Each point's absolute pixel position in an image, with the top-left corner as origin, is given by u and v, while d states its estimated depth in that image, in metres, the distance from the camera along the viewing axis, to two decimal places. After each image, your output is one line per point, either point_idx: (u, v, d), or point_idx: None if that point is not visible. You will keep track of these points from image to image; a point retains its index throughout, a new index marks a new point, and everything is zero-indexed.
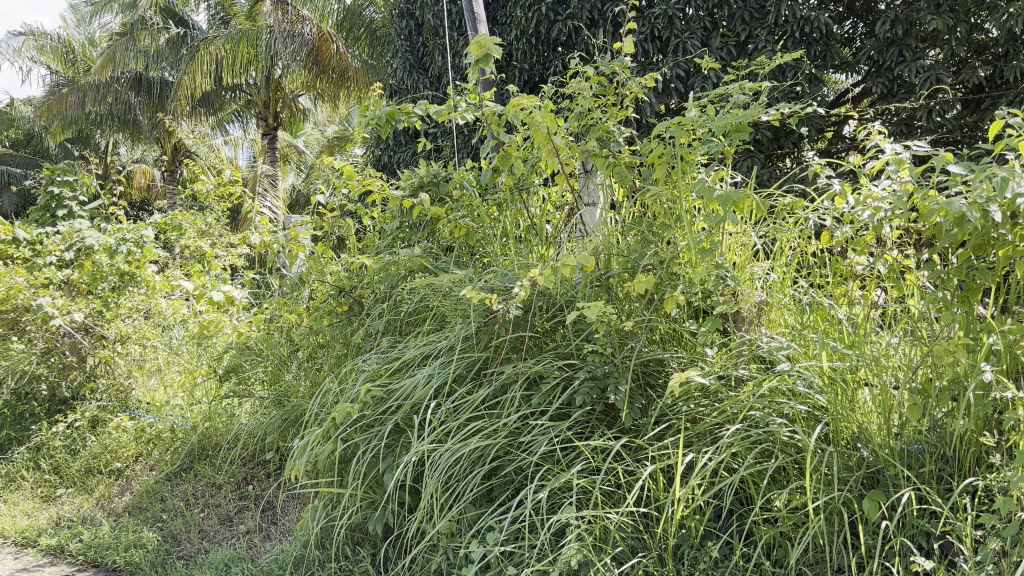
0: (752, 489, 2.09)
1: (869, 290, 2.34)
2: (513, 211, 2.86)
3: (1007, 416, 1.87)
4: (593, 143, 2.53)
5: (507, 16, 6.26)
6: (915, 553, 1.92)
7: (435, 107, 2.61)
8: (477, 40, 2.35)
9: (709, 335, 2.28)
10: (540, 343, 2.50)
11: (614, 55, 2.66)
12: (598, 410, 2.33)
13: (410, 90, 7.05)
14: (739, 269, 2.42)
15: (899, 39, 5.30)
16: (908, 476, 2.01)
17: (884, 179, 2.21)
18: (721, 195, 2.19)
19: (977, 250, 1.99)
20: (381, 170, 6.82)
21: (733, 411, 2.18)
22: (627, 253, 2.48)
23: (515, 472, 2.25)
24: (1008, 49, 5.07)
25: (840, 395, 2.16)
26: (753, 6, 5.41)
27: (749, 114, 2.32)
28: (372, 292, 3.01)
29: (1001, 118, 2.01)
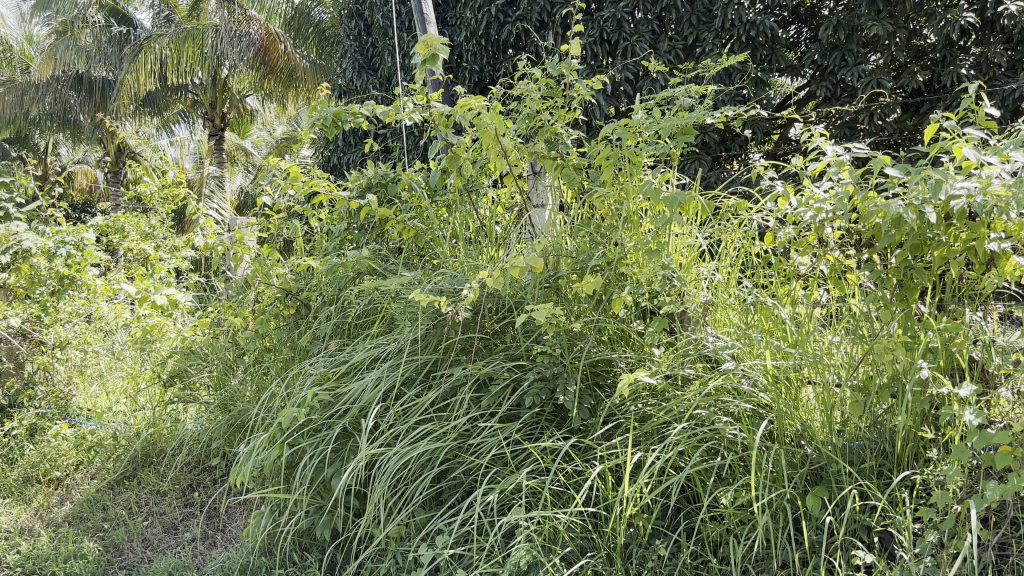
0: (699, 487, 2.12)
1: (812, 289, 2.39)
2: (462, 213, 2.85)
3: (943, 411, 1.93)
4: (541, 144, 2.54)
5: (457, 17, 6.25)
6: (856, 547, 1.96)
7: (383, 108, 2.59)
8: (425, 40, 2.33)
9: (656, 335, 2.30)
10: (490, 344, 2.50)
11: (562, 57, 2.67)
12: (547, 410, 2.34)
13: (359, 90, 6.99)
14: (685, 270, 2.45)
15: (842, 44, 5.41)
16: (850, 472, 2.05)
17: (826, 181, 2.25)
18: (667, 197, 2.21)
19: (913, 249, 2.04)
20: (330, 171, 6.76)
21: (680, 410, 2.20)
22: (576, 255, 2.49)
23: (465, 474, 2.24)
24: (945, 55, 5.25)
25: (784, 393, 2.20)
26: (700, 10, 5.48)
27: (694, 116, 2.35)
28: (319, 295, 2.99)
29: (937, 121, 2.06)
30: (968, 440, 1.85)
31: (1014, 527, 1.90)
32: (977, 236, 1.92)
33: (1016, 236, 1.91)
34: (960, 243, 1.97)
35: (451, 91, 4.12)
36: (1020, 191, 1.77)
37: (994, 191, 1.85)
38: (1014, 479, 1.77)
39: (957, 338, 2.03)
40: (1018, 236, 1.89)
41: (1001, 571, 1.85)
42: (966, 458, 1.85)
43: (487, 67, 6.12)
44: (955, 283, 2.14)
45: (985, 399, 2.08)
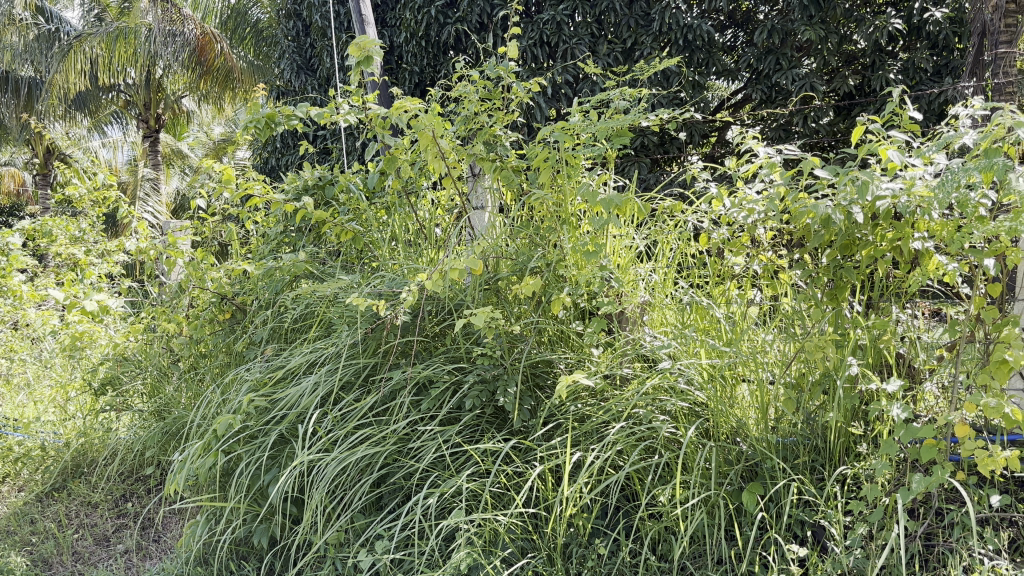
0: (638, 486, 2.14)
1: (746, 289, 2.43)
2: (401, 215, 2.83)
3: (872, 407, 1.98)
4: (480, 146, 2.53)
5: (396, 18, 6.22)
6: (789, 542, 2.00)
7: (318, 110, 2.55)
8: (359, 41, 2.31)
9: (595, 335, 2.32)
10: (430, 347, 2.48)
11: (499, 60, 2.68)
12: (487, 413, 2.34)
13: (298, 91, 6.91)
14: (623, 271, 2.47)
15: (776, 48, 5.52)
16: (783, 468, 2.09)
17: (758, 182, 2.30)
18: (604, 199, 2.23)
19: (842, 249, 2.09)
20: (269, 173, 6.66)
21: (618, 409, 2.22)
22: (515, 257, 2.50)
23: (405, 479, 2.22)
24: (874, 60, 5.42)
25: (719, 392, 2.24)
26: (638, 14, 5.55)
27: (630, 119, 2.37)
28: (255, 300, 2.94)
29: (863, 124, 2.11)
30: (895, 434, 1.91)
31: (939, 518, 1.95)
32: (902, 236, 1.98)
33: (939, 236, 1.97)
34: (887, 243, 2.02)
35: (389, 92, 4.08)
36: (941, 192, 1.83)
37: (918, 192, 1.91)
38: (938, 472, 1.83)
39: (885, 336, 2.09)
40: (940, 235, 1.96)
41: (927, 561, 1.90)
42: (893, 451, 1.90)
43: (427, 69, 6.10)
44: (883, 282, 2.20)
45: (912, 394, 2.15)
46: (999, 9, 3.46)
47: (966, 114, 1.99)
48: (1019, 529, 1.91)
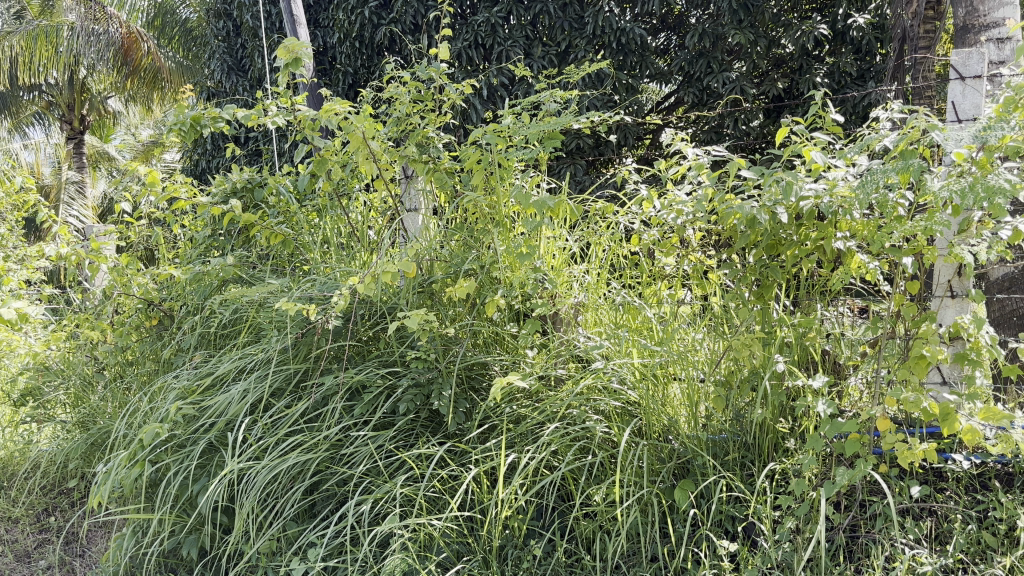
0: (573, 486, 2.14)
1: (677, 288, 2.46)
2: (332, 217, 2.79)
3: (798, 403, 2.03)
4: (412, 148, 2.51)
5: (329, 19, 6.16)
6: (721, 537, 2.03)
7: (245, 112, 2.50)
8: (286, 43, 2.27)
9: (529, 336, 2.33)
10: (362, 352, 2.46)
11: (430, 61, 2.66)
12: (422, 416, 2.32)
13: (229, 92, 6.77)
14: (556, 272, 2.48)
15: (707, 52, 5.62)
16: (714, 465, 2.12)
17: (687, 183, 2.32)
18: (536, 201, 2.24)
19: (769, 249, 2.13)
20: (198, 176, 6.51)
21: (553, 410, 2.22)
22: (449, 259, 2.49)
23: (338, 485, 2.19)
24: (802, 63, 5.56)
25: (651, 390, 2.27)
26: (571, 17, 5.60)
27: (561, 121, 2.39)
28: (182, 306, 2.88)
29: (787, 126, 2.15)
30: (821, 429, 1.95)
31: (863, 510, 2.01)
32: (825, 236, 2.02)
33: (860, 235, 2.02)
34: (811, 243, 2.07)
35: (318, 94, 4.02)
36: (862, 193, 1.88)
37: (840, 192, 1.96)
38: (861, 465, 1.88)
39: (810, 333, 2.15)
40: (861, 235, 2.01)
41: (852, 552, 1.95)
42: (819, 446, 1.95)
43: (362, 70, 6.04)
44: (808, 281, 2.25)
45: (837, 389, 2.19)
46: (918, 15, 3.58)
47: (885, 117, 2.05)
48: (937, 518, 1.98)
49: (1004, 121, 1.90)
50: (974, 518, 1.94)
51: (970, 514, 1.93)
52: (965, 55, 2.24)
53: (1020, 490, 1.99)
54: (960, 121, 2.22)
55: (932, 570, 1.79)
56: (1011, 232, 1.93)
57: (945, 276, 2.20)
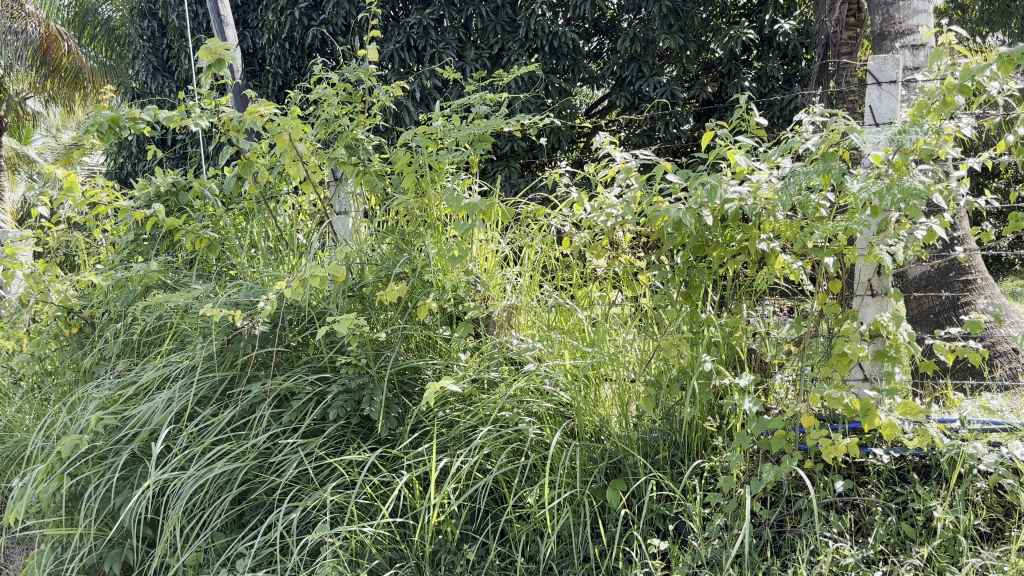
0: (505, 489, 2.14)
1: (608, 290, 2.47)
2: (259, 221, 2.74)
3: (726, 401, 2.06)
4: (341, 150, 2.47)
5: (258, 19, 6.05)
6: (652, 536, 2.04)
7: (166, 113, 2.43)
8: (208, 44, 2.22)
9: (462, 339, 2.32)
10: (291, 358, 2.41)
11: (359, 62, 2.62)
12: (353, 422, 2.28)
13: (154, 93, 6.61)
14: (489, 275, 2.47)
15: (638, 56, 5.69)
16: (645, 464, 2.14)
17: (616, 186, 2.34)
18: (467, 204, 2.23)
19: (696, 250, 2.16)
20: (123, 179, 6.33)
21: (485, 413, 2.21)
22: (380, 262, 2.46)
23: (267, 494, 2.14)
24: (730, 68, 5.70)
25: (583, 391, 2.28)
26: (504, 20, 5.62)
27: (492, 124, 2.38)
28: (103, 313, 2.79)
29: (712, 130, 2.19)
30: (747, 426, 1.99)
31: (789, 506, 2.05)
32: (750, 237, 2.06)
33: (782, 237, 2.07)
34: (736, 244, 2.10)
35: (243, 95, 3.95)
36: (785, 195, 1.93)
37: (763, 195, 2.00)
38: (787, 461, 1.92)
39: (736, 332, 2.20)
40: (784, 236, 2.05)
41: (778, 547, 1.99)
42: (746, 443, 1.98)
43: (292, 71, 5.96)
44: (735, 281, 2.28)
45: (763, 387, 2.23)
46: (840, 22, 3.67)
47: (807, 120, 2.10)
48: (860, 511, 2.03)
49: (918, 125, 1.96)
50: (894, 510, 1.99)
51: (890, 506, 1.98)
52: (879, 61, 2.30)
53: (937, 481, 2.05)
54: (878, 125, 2.28)
55: (855, 561, 1.83)
56: (926, 232, 1.99)
57: (865, 275, 2.25)
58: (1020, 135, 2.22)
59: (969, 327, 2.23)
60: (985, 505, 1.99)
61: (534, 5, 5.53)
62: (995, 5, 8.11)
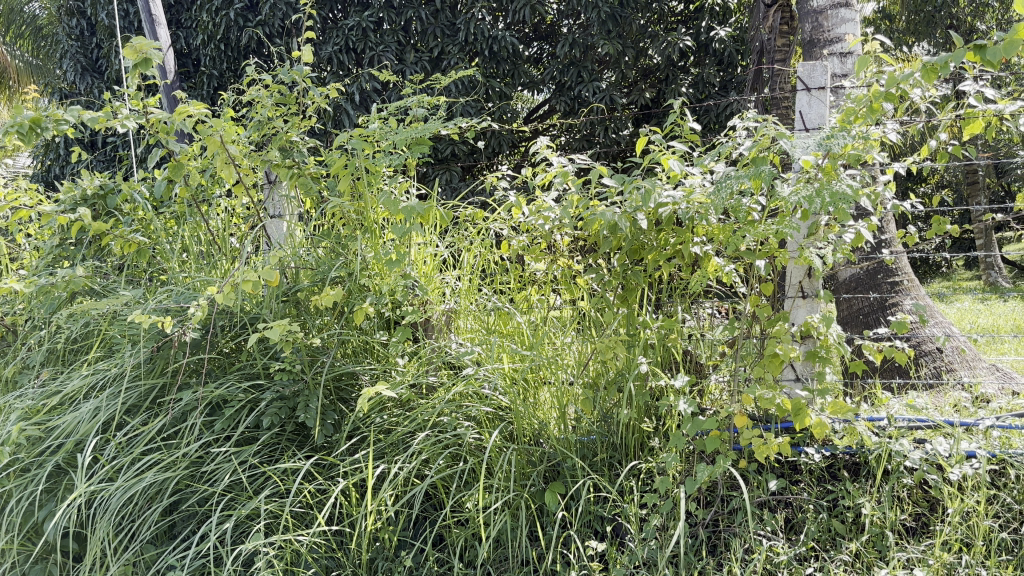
0: (443, 494, 2.12)
1: (547, 292, 2.47)
2: (191, 225, 2.67)
3: (663, 403, 2.08)
4: (275, 152, 2.43)
5: (192, 20, 5.93)
6: (590, 538, 2.05)
7: (92, 114, 2.36)
8: (134, 43, 2.15)
9: (399, 344, 2.29)
10: (224, 365, 2.35)
11: (293, 63, 2.57)
12: (287, 430, 2.24)
13: (83, 94, 6.44)
14: (427, 279, 2.46)
15: (577, 61, 5.73)
16: (583, 466, 2.15)
17: (554, 190, 2.35)
18: (405, 207, 2.20)
19: (632, 253, 2.19)
20: (49, 182, 6.15)
21: (423, 418, 2.19)
22: (316, 267, 2.42)
23: (199, 504, 2.09)
24: (668, 74, 5.79)
25: (522, 395, 2.27)
26: (443, 23, 5.61)
27: (429, 126, 2.36)
28: (27, 319, 2.69)
29: (646, 134, 2.21)
30: (683, 427, 2.01)
31: (723, 505, 2.08)
32: (684, 240, 2.09)
33: (715, 240, 2.10)
34: (670, 247, 2.13)
35: (174, 96, 3.86)
36: (717, 199, 1.96)
37: (695, 199, 2.03)
38: (721, 461, 1.95)
39: (672, 335, 2.22)
40: (717, 239, 2.08)
41: (714, 546, 2.01)
42: (681, 444, 2.00)
43: (227, 73, 5.86)
44: (672, 283, 2.30)
45: (698, 388, 2.26)
46: (774, 29, 3.74)
47: (740, 125, 2.13)
48: (792, 509, 2.07)
49: (845, 130, 2.01)
50: (826, 507, 2.03)
51: (821, 503, 2.02)
52: (808, 67, 2.35)
53: (866, 478, 2.10)
54: (807, 130, 2.33)
55: (787, 558, 1.87)
56: (854, 235, 2.04)
57: (797, 276, 2.30)
58: (942, 141, 2.29)
59: (896, 327, 2.29)
60: (912, 501, 2.04)
61: (473, 9, 5.52)
62: (921, 14, 8.37)
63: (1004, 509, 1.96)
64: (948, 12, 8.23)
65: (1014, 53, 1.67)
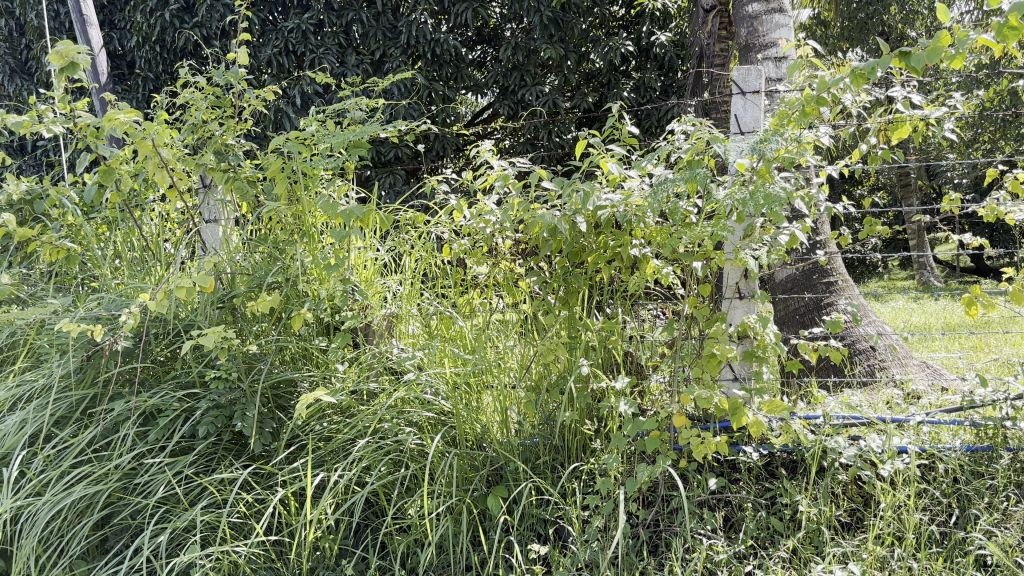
0: (385, 501, 2.10)
1: (489, 296, 2.45)
2: (123, 230, 2.61)
3: (604, 405, 2.09)
4: (210, 156, 2.37)
5: (125, 21, 5.79)
6: (533, 541, 2.05)
7: (16, 118, 2.28)
8: (58, 45, 2.08)
9: (339, 350, 2.26)
10: (157, 373, 2.30)
11: (228, 65, 2.51)
12: (225, 439, 2.19)
13: (11, 96, 6.25)
14: (367, 284, 2.43)
15: (520, 65, 5.75)
16: (525, 469, 2.15)
17: (494, 193, 2.34)
18: (343, 211, 2.17)
19: (572, 257, 2.20)
20: None
21: (363, 425, 2.16)
22: (252, 272, 2.38)
23: (132, 517, 2.03)
24: (610, 78, 5.85)
25: (463, 399, 2.26)
26: (385, 26, 5.57)
27: (367, 129, 2.33)
28: None
29: (585, 138, 2.21)
30: (624, 428, 2.02)
31: (664, 505, 2.10)
32: (622, 243, 2.10)
33: (654, 242, 2.12)
34: (609, 250, 2.14)
35: (105, 98, 3.76)
36: (655, 202, 1.97)
37: (634, 202, 2.05)
38: (660, 461, 1.96)
39: (613, 337, 2.23)
40: (655, 241, 2.10)
41: (655, 546, 2.03)
42: (622, 446, 2.01)
43: (163, 76, 5.75)
44: (612, 285, 2.31)
45: (639, 389, 2.28)
46: (713, 34, 3.79)
47: (677, 129, 2.14)
48: (732, 508, 2.09)
49: (779, 133, 2.05)
50: (764, 505, 2.07)
51: (759, 501, 2.05)
52: (743, 71, 2.38)
53: (803, 475, 2.14)
54: (743, 134, 2.37)
55: (727, 557, 1.89)
56: (788, 237, 2.07)
57: (734, 278, 2.32)
58: (873, 144, 2.34)
59: (830, 327, 2.34)
60: (847, 497, 2.08)
61: (415, 12, 5.49)
62: (854, 21, 8.59)
63: (933, 503, 2.01)
64: (880, 19, 8.48)
65: (936, 59, 1.71)
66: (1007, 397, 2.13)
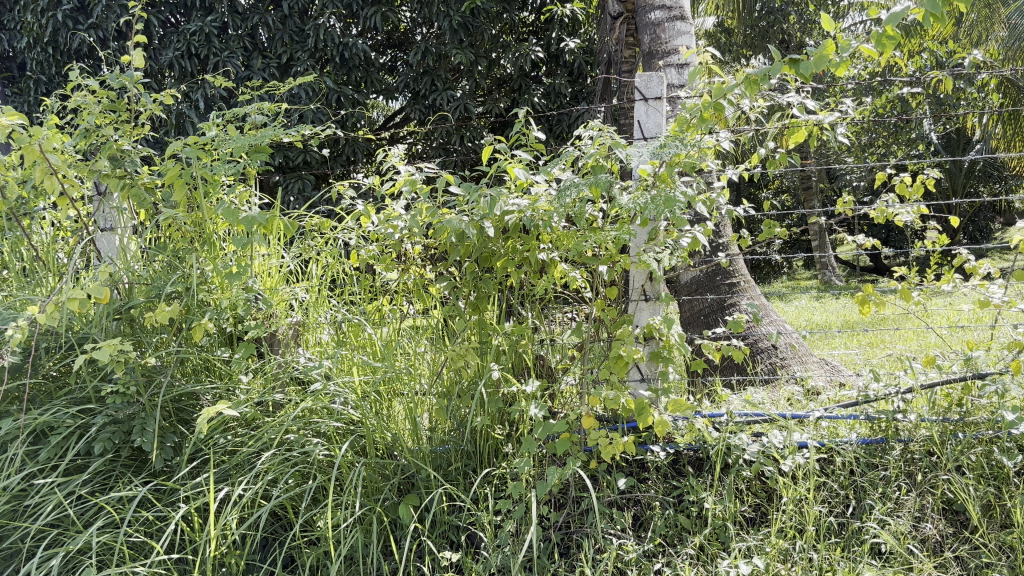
0: (292, 514, 2.05)
1: (399, 302, 2.42)
2: (11, 240, 2.48)
3: (514, 410, 2.09)
4: (103, 161, 2.27)
5: (15, 21, 5.54)
6: (445, 548, 2.04)
7: None
8: None
9: (243, 361, 2.19)
10: (50, 389, 2.20)
11: (121, 67, 2.41)
12: (123, 455, 2.11)
13: None
14: (272, 292, 2.37)
15: (431, 69, 5.75)
16: (437, 476, 2.14)
17: (401, 199, 2.30)
18: (244, 217, 2.11)
19: (481, 262, 2.19)
20: None
21: (269, 437, 2.11)
22: (150, 282, 2.30)
23: (21, 541, 1.94)
24: (521, 84, 5.88)
25: (372, 408, 2.22)
26: (292, 30, 5.47)
27: (269, 133, 2.27)
28: None
29: (491, 143, 2.19)
30: (534, 432, 2.02)
31: (575, 506, 2.12)
32: (530, 247, 2.11)
33: (562, 246, 2.13)
34: (518, 254, 2.14)
35: None
36: (562, 206, 1.98)
37: (541, 207, 2.06)
38: (570, 464, 1.97)
39: (523, 341, 2.23)
40: (563, 245, 2.11)
41: (566, 548, 2.04)
42: (533, 448, 2.02)
43: (56, 78, 5.53)
44: (522, 289, 2.31)
45: (549, 392, 2.28)
46: (620, 40, 3.85)
47: (582, 134, 2.16)
48: (641, 507, 2.13)
49: (679, 139, 2.08)
50: (672, 503, 2.10)
51: (668, 500, 2.09)
52: (645, 78, 2.41)
53: (708, 473, 2.18)
54: (646, 138, 2.40)
55: (636, 556, 1.91)
56: (691, 240, 2.10)
57: (639, 281, 2.36)
58: (771, 148, 2.40)
59: (732, 327, 2.39)
60: (751, 492, 2.13)
61: (323, 15, 5.40)
62: (756, 29, 8.90)
63: (831, 495, 2.08)
64: (780, 28, 8.79)
65: (823, 67, 1.78)
66: (898, 391, 2.21)
